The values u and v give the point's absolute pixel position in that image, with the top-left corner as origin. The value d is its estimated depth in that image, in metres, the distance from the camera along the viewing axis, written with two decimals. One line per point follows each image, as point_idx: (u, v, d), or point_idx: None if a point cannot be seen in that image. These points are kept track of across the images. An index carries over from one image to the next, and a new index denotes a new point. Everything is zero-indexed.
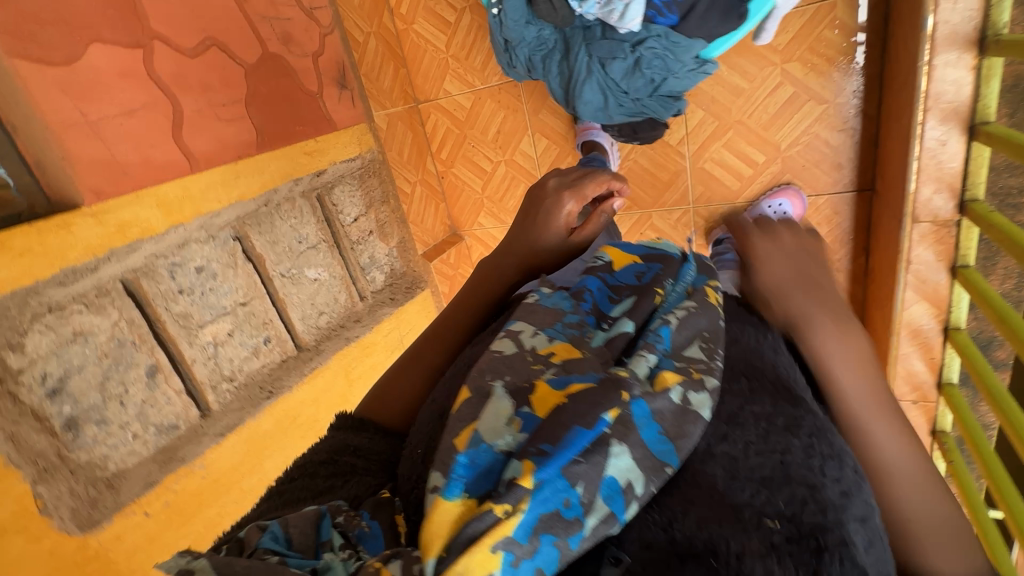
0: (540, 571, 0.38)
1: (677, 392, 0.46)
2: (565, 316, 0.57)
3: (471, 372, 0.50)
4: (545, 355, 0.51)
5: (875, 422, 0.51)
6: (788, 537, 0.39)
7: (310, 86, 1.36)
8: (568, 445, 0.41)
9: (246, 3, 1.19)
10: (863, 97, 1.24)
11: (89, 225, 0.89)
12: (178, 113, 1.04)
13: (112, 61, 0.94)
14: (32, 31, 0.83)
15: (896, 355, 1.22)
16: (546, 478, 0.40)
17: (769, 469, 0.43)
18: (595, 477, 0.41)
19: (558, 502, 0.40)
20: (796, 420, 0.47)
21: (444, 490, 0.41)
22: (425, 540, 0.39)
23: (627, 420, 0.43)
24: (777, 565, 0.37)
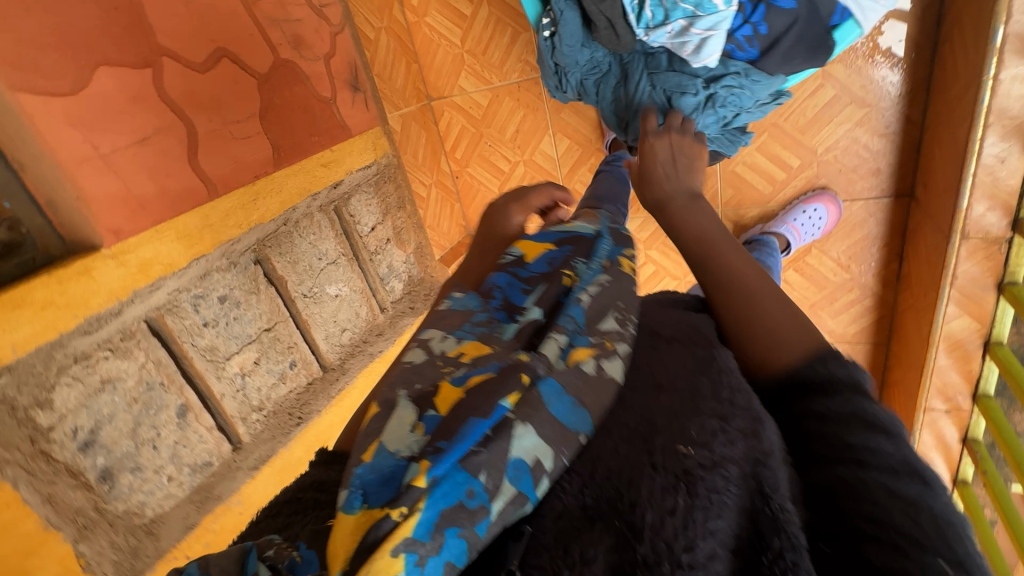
0: (448, 564, 0.41)
1: (589, 364, 0.52)
2: (473, 315, 0.61)
3: (380, 389, 0.53)
4: (454, 357, 0.55)
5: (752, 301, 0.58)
6: (671, 471, 0.44)
7: (324, 92, 1.28)
8: (464, 438, 0.45)
9: (255, 6, 1.10)
10: (907, 100, 1.19)
11: (110, 268, 0.84)
12: (194, 135, 0.97)
13: (122, 86, 0.86)
14: (34, 60, 0.76)
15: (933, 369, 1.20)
16: (443, 473, 0.43)
17: (651, 425, 0.47)
18: (497, 463, 0.44)
19: (461, 495, 0.43)
20: (707, 365, 0.53)
21: (345, 505, 0.43)
22: (331, 555, 0.41)
23: (534, 400, 0.48)
24: (663, 493, 0.42)
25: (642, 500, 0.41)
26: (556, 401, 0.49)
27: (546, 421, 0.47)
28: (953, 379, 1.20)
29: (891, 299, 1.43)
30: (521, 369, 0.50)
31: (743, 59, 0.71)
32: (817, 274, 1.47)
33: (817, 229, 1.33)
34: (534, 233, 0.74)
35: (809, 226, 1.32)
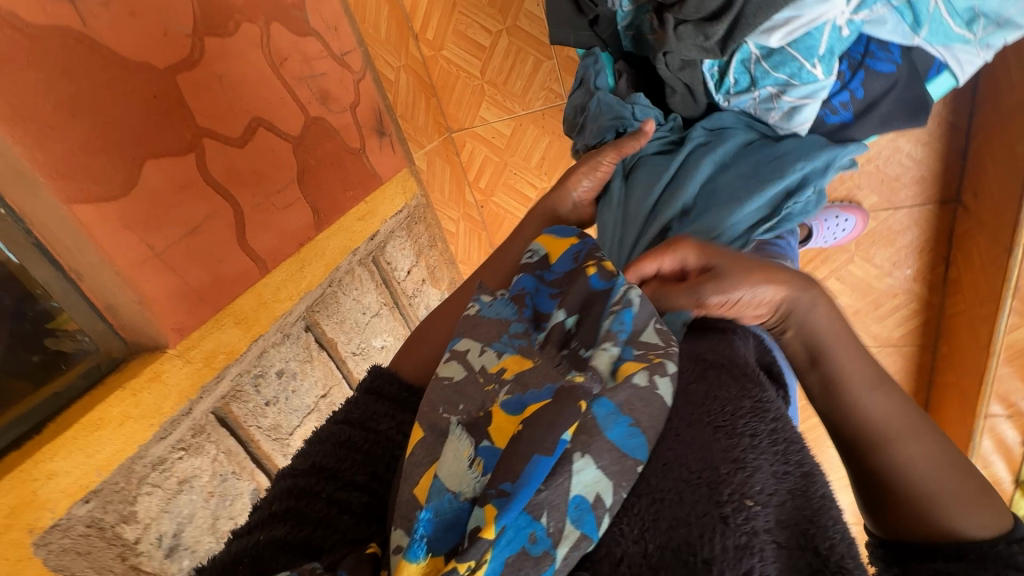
0: None
1: (641, 377, 0.50)
2: (510, 325, 0.58)
3: (423, 409, 0.52)
4: (496, 373, 0.53)
5: (910, 443, 0.52)
6: (723, 517, 0.43)
7: (353, 143, 1.24)
8: (528, 481, 0.43)
9: (282, 66, 1.06)
10: (950, 107, 1.17)
11: (177, 367, 0.81)
12: (240, 213, 0.94)
13: (169, 177, 0.83)
14: (85, 167, 0.72)
15: (994, 375, 1.20)
16: (508, 521, 0.42)
17: (706, 468, 0.46)
18: (561, 501, 0.44)
19: (524, 539, 0.43)
20: (762, 403, 0.51)
21: (407, 552, 0.41)
22: None
23: (591, 427, 0.47)
24: (717, 540, 0.41)
25: (717, 558, 0.41)
26: (612, 425, 0.48)
27: (607, 455, 0.46)
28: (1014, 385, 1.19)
29: (938, 302, 1.42)
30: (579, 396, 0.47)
31: (837, 122, 0.69)
32: (860, 281, 1.46)
33: (837, 237, 1.33)
34: (554, 229, 0.72)
35: (832, 230, 1.31)
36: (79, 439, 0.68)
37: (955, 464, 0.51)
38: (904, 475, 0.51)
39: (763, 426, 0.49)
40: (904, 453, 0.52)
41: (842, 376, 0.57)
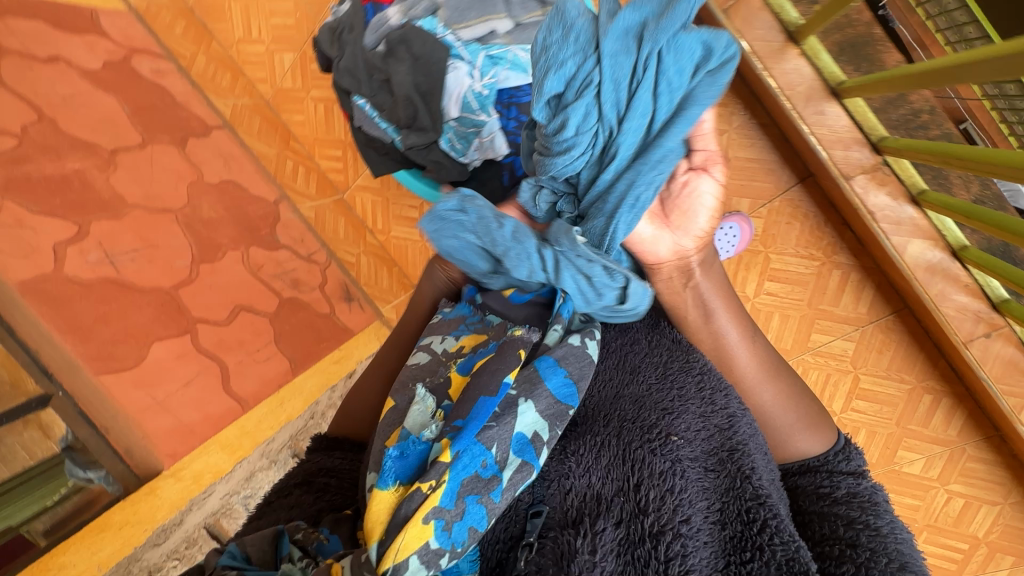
0: (471, 526, 0.54)
1: (575, 338, 0.67)
2: (467, 317, 0.76)
3: (397, 386, 0.69)
4: (455, 351, 0.72)
5: (765, 388, 0.75)
6: (652, 447, 0.62)
7: (323, 309, 1.58)
8: (476, 420, 0.58)
9: (258, 271, 1.51)
10: (752, 113, 1.43)
11: (170, 484, 1.12)
12: (225, 368, 1.29)
13: (170, 350, 1.22)
14: (110, 351, 1.14)
15: (935, 299, 1.15)
16: (462, 447, 0.57)
17: (637, 417, 0.65)
18: (507, 436, 0.58)
19: (478, 465, 0.56)
20: (687, 363, 0.72)
21: (380, 483, 0.57)
22: (370, 528, 0.55)
23: (533, 378, 0.62)
24: (649, 460, 0.61)
25: (644, 480, 0.59)
26: (552, 375, 0.63)
27: (547, 401, 0.61)
28: (962, 303, 1.13)
29: (871, 264, 1.43)
30: (520, 346, 0.66)
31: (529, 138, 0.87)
32: (791, 275, 1.50)
33: (733, 245, 1.45)
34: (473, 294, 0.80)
35: (723, 242, 1.44)
36: (86, 539, 1.02)
37: (792, 396, 0.76)
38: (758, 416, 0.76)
39: (688, 382, 0.70)
40: (764, 399, 0.75)
41: (727, 346, 0.75)
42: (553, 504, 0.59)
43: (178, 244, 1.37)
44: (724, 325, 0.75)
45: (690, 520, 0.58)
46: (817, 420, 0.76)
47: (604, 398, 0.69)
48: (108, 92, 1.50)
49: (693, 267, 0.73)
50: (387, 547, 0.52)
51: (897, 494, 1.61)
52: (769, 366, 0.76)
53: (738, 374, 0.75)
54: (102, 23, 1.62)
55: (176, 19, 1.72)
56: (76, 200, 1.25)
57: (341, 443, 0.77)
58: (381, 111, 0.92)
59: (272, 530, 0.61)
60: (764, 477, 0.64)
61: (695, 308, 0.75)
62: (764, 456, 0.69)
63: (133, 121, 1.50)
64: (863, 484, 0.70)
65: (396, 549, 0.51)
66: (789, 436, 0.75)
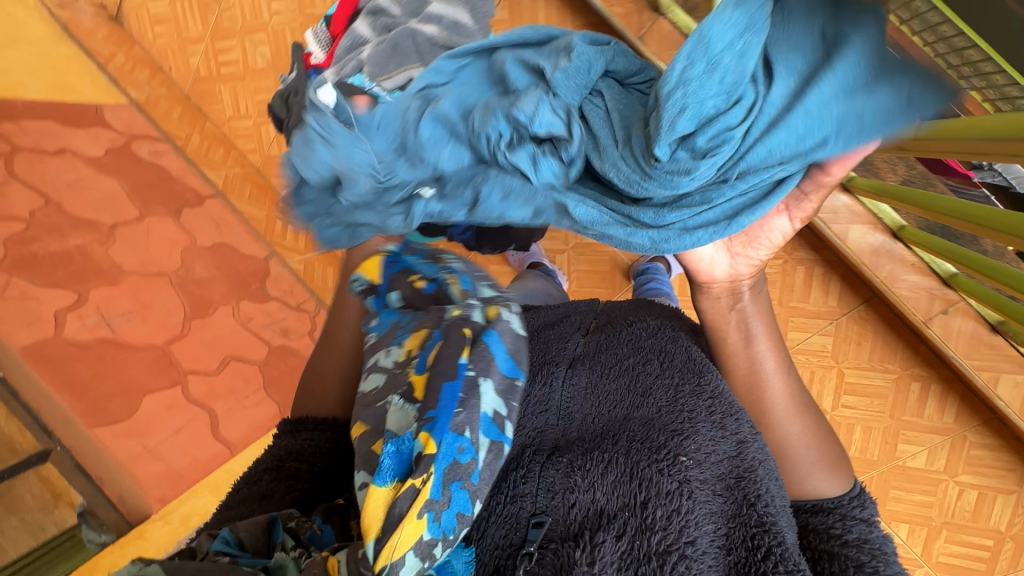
0: (459, 513, 0.54)
1: (518, 324, 0.67)
2: (401, 323, 0.73)
3: (369, 411, 0.66)
4: (405, 359, 0.67)
5: (787, 420, 0.81)
6: (659, 468, 0.63)
7: (311, 353, 1.60)
8: (445, 407, 0.57)
9: (249, 322, 1.59)
10: None
11: (158, 526, 1.25)
12: (213, 414, 1.42)
13: (161, 401, 1.38)
14: (108, 405, 1.33)
15: (885, 281, 1.18)
16: (440, 436, 0.56)
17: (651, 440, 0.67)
18: (475, 417, 0.58)
19: (456, 451, 0.55)
20: (698, 387, 0.75)
21: (376, 481, 0.56)
22: (367, 526, 0.53)
23: (486, 357, 0.62)
24: (657, 480, 0.62)
25: (651, 499, 0.61)
26: (502, 355, 0.63)
27: (502, 382, 0.61)
28: (913, 283, 1.15)
29: (831, 256, 1.45)
30: (463, 326, 0.65)
31: None
32: None
33: None
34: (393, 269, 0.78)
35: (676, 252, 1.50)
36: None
37: (815, 435, 0.82)
38: (778, 442, 0.81)
39: (698, 406, 0.72)
40: (789, 430, 0.81)
41: (762, 372, 0.82)
42: (557, 516, 0.60)
43: (172, 303, 1.52)
44: (765, 356, 0.82)
45: (695, 543, 0.60)
46: (831, 461, 0.81)
47: (615, 416, 0.70)
48: (110, 176, 1.69)
49: (743, 291, 0.79)
50: (382, 546, 0.51)
51: (907, 491, 1.56)
52: (795, 402, 0.82)
53: (768, 402, 0.82)
54: (107, 117, 1.84)
55: (172, 105, 1.92)
56: (78, 272, 1.46)
57: (304, 422, 0.83)
58: None
59: (262, 517, 0.65)
60: (771, 505, 0.67)
61: (738, 335, 0.82)
62: (775, 485, 0.71)
63: (132, 198, 1.68)
64: (874, 532, 0.73)
65: (393, 547, 0.51)
66: (805, 472, 0.80)
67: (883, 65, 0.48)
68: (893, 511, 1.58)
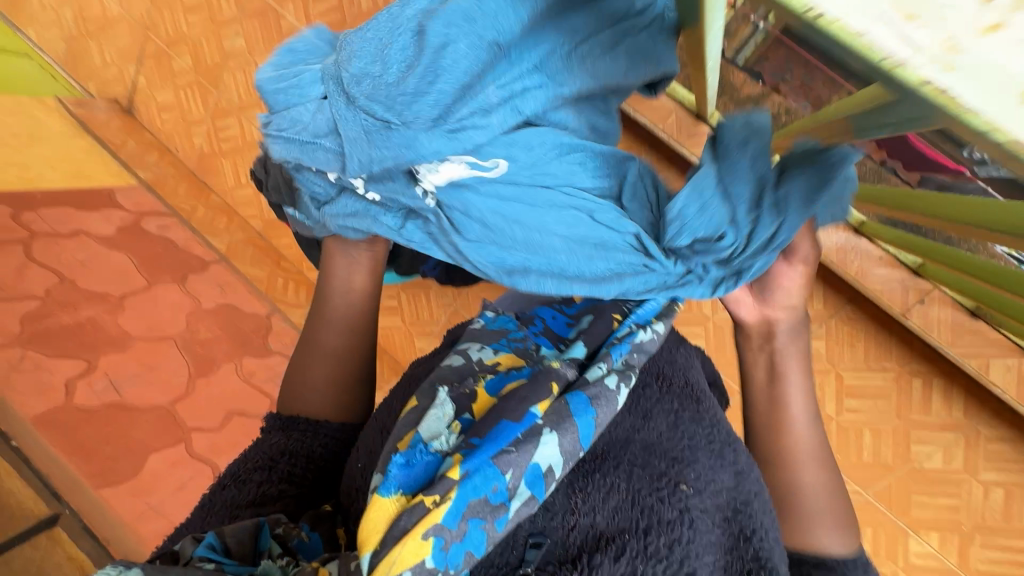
0: (469, 550, 0.55)
1: (611, 380, 0.67)
2: (509, 333, 0.78)
3: (423, 386, 0.68)
4: (490, 365, 0.72)
5: (808, 470, 0.76)
6: (661, 499, 0.65)
7: None
8: (495, 441, 0.59)
9: (251, 376, 1.65)
10: None
11: None
12: (216, 468, 1.47)
13: (165, 459, 1.44)
14: (115, 466, 1.39)
15: (857, 277, 1.18)
16: (475, 467, 0.57)
17: (659, 467, 0.69)
18: (523, 463, 0.59)
19: (488, 489, 0.57)
20: (697, 413, 0.79)
21: (382, 489, 0.58)
22: (365, 539, 0.55)
23: (558, 411, 0.63)
24: (655, 510, 0.64)
25: (652, 529, 0.62)
26: (582, 412, 0.63)
27: (571, 443, 0.61)
28: (883, 276, 1.16)
29: None
30: (553, 379, 0.67)
31: None
32: None
33: None
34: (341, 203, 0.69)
35: None
36: None
37: (832, 492, 0.77)
38: (790, 488, 0.77)
39: (699, 433, 0.75)
40: (808, 479, 0.76)
41: (791, 418, 0.76)
42: (556, 537, 0.63)
43: (176, 364, 1.61)
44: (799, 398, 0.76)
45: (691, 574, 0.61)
46: (843, 520, 0.76)
47: (616, 437, 0.72)
48: (120, 252, 1.83)
49: (779, 334, 0.75)
50: (380, 560, 0.53)
51: (929, 495, 1.49)
52: (820, 453, 0.77)
53: (790, 446, 0.76)
54: (118, 199, 2.00)
55: (179, 182, 2.12)
56: (88, 341, 1.57)
57: (296, 421, 0.78)
58: (305, 213, 1.08)
59: (249, 521, 0.62)
60: (767, 540, 0.67)
61: (767, 373, 0.77)
62: (776, 528, 0.71)
63: (141, 270, 1.80)
64: None
65: (392, 564, 0.53)
66: (814, 524, 0.76)
67: (816, 168, 0.58)
68: (919, 518, 1.51)
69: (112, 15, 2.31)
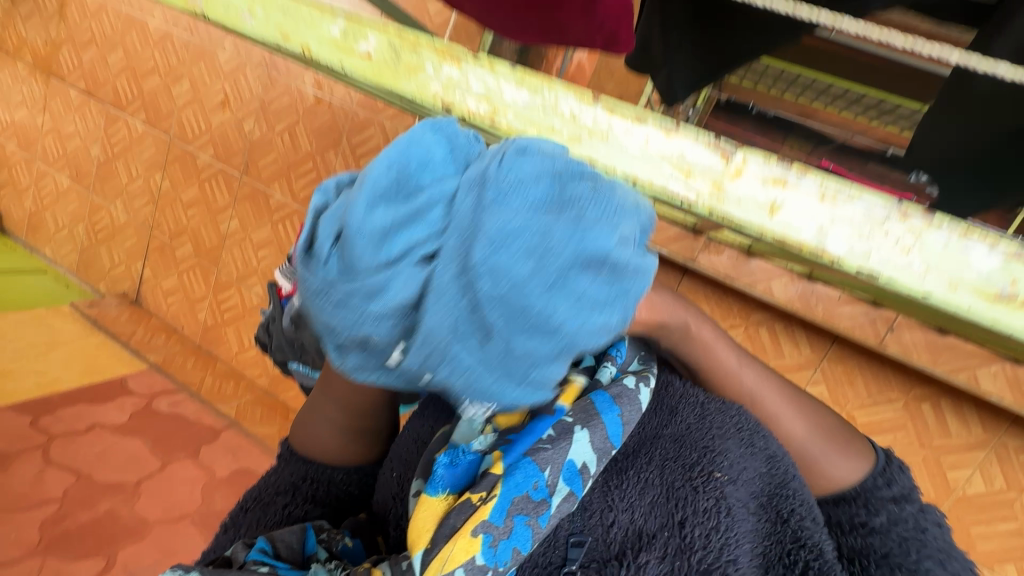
0: (516, 547, 0.48)
1: (630, 379, 0.58)
2: None
3: None
4: None
5: (783, 414, 0.68)
6: (695, 487, 0.57)
7: None
8: (531, 435, 0.51)
9: None
10: None
11: None
12: None
13: None
14: None
15: (826, 318, 1.26)
16: (515, 463, 0.50)
17: (692, 457, 0.59)
18: (559, 461, 0.51)
19: (529, 486, 0.49)
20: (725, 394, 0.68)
21: (429, 490, 0.52)
22: (418, 537, 0.50)
23: (588, 409, 0.54)
24: (692, 499, 0.56)
25: (690, 521, 0.55)
26: (610, 410, 0.54)
27: (604, 441, 0.53)
28: (849, 312, 1.25)
29: (782, 311, 1.53)
30: (579, 370, 0.57)
31: None
32: None
33: None
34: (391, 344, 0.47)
35: None
36: None
37: (816, 425, 0.69)
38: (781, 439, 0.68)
39: (728, 421, 0.63)
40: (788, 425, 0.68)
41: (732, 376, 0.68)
42: (595, 537, 0.55)
43: (196, 542, 1.61)
44: (732, 369, 0.68)
45: (736, 563, 0.54)
46: (846, 441, 0.69)
47: (643, 434, 0.61)
48: (134, 437, 1.88)
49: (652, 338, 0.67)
50: (432, 558, 0.47)
51: (986, 524, 1.42)
52: (783, 388, 0.70)
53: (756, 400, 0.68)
54: (131, 385, 2.08)
55: (187, 359, 2.23)
56: (107, 535, 1.59)
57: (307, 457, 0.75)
58: (310, 364, 1.16)
59: (295, 527, 0.63)
60: (808, 519, 0.59)
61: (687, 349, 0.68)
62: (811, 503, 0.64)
63: (155, 451, 1.84)
64: (907, 510, 0.64)
65: (444, 562, 0.46)
66: (820, 460, 0.68)
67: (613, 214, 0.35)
68: (987, 551, 1.43)
69: (120, 224, 2.60)
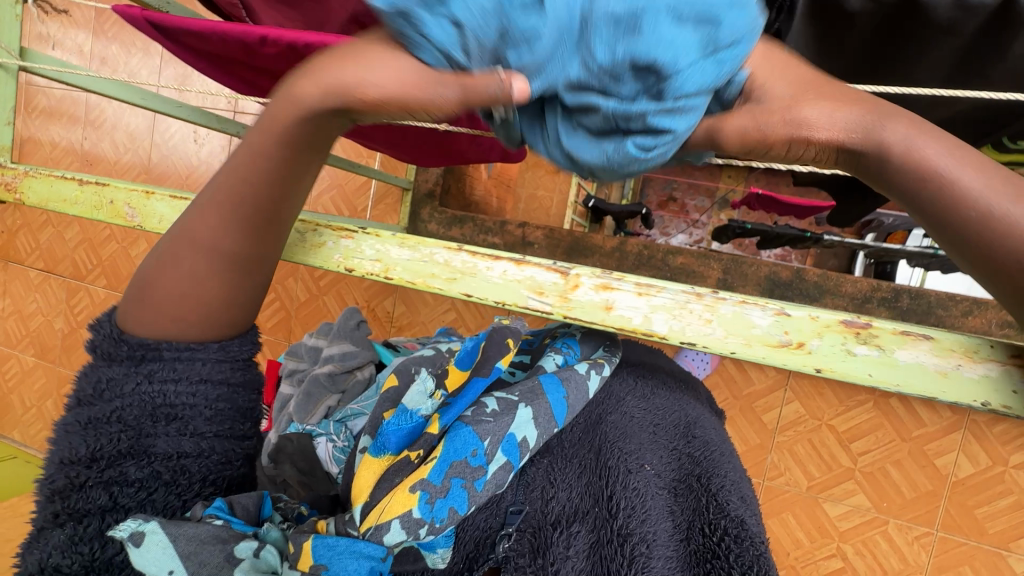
0: (451, 506, 0.53)
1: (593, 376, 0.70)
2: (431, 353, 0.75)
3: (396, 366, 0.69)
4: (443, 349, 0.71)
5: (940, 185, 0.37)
6: (622, 462, 0.64)
7: None
8: (463, 397, 0.61)
9: None
10: None
11: None
12: None
13: None
14: None
15: None
16: (455, 433, 0.56)
17: (629, 439, 0.68)
18: (500, 432, 0.57)
19: (467, 453, 0.55)
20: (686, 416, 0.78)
21: (371, 451, 0.58)
22: (359, 493, 0.56)
23: (535, 391, 0.62)
24: (618, 475, 0.63)
25: (616, 491, 0.61)
26: (554, 391, 0.64)
27: (546, 415, 0.61)
28: None
29: None
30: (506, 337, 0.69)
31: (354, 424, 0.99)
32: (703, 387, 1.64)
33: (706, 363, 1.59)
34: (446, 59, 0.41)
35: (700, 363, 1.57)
36: None
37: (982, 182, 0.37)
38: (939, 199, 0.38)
39: (668, 417, 0.76)
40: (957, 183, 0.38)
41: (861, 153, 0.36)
42: (535, 507, 0.61)
43: None
44: (919, 140, 0.35)
45: (657, 535, 0.59)
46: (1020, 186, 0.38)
47: (589, 420, 0.71)
48: None
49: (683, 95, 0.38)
50: (372, 511, 0.54)
51: (988, 504, 1.44)
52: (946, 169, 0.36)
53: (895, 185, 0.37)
54: None
55: None
56: None
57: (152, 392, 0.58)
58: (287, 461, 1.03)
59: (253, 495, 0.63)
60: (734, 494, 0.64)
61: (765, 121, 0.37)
62: (749, 507, 0.65)
63: None
64: None
65: (382, 512, 0.53)
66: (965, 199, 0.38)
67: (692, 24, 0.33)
68: (999, 531, 1.43)
69: None
